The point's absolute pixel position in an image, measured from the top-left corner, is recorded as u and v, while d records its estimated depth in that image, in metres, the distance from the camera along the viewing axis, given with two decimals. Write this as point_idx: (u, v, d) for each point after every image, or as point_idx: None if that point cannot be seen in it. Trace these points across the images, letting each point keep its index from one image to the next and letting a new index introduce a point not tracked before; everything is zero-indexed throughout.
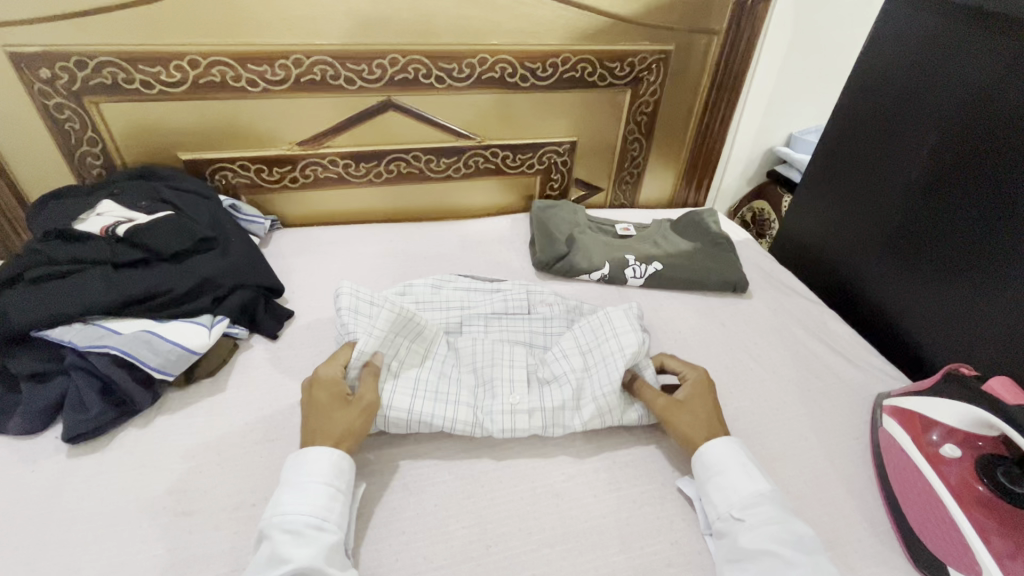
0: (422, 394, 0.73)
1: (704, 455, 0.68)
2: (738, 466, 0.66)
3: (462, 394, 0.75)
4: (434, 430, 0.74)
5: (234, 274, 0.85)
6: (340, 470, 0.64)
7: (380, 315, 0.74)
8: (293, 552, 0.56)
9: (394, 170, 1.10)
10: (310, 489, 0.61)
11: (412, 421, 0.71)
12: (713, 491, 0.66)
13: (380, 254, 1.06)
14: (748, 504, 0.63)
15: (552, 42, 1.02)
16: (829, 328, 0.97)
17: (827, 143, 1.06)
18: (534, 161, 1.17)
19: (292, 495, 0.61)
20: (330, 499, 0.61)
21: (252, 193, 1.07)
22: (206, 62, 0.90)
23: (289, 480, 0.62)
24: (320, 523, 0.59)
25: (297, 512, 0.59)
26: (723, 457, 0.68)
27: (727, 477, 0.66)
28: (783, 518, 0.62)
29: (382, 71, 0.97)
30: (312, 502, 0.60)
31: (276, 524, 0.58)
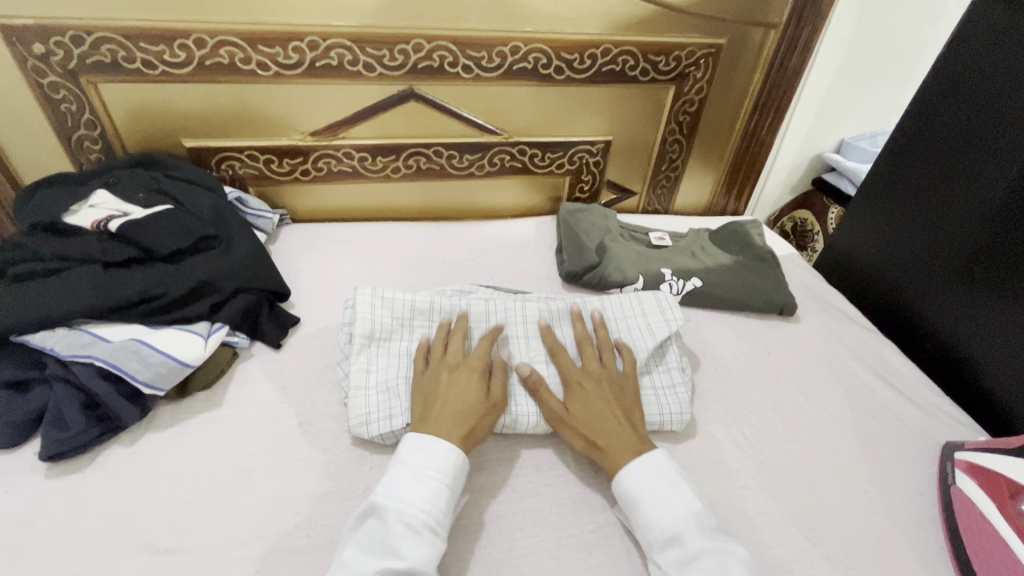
0: None
1: (619, 488, 0.61)
2: (658, 494, 0.60)
3: None
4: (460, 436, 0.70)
5: (236, 277, 0.78)
6: (460, 472, 0.61)
7: (358, 299, 0.76)
8: (407, 549, 0.53)
9: (414, 165, 1.02)
10: (427, 484, 0.58)
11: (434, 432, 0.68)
12: (636, 529, 0.59)
13: (394, 256, 0.98)
14: (669, 540, 0.57)
15: (592, 31, 0.92)
16: (886, 360, 0.87)
17: (890, 152, 0.96)
18: (564, 161, 1.08)
19: (411, 482, 0.58)
20: (445, 502, 0.58)
21: (260, 185, 0.99)
22: (213, 42, 0.82)
23: (414, 464, 0.60)
24: (433, 525, 0.56)
25: (412, 504, 0.56)
26: (639, 486, 0.60)
27: (648, 509, 0.59)
28: (720, 547, 0.55)
29: (405, 57, 0.89)
30: (430, 499, 0.57)
31: (393, 511, 0.56)
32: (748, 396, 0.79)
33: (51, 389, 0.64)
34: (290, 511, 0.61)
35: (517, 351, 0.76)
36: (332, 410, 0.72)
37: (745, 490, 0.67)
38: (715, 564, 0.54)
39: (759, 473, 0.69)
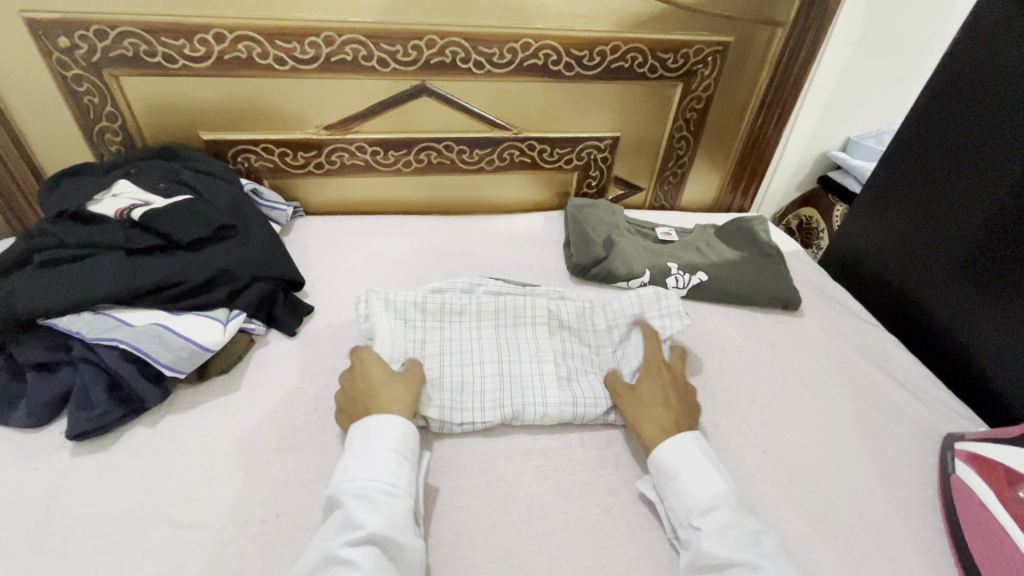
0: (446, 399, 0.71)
1: (659, 457, 0.64)
2: (694, 465, 0.63)
3: (490, 394, 0.73)
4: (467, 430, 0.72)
5: (253, 265, 0.80)
6: (402, 437, 0.63)
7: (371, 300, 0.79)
8: (366, 518, 0.55)
9: (425, 159, 1.04)
10: (374, 454, 0.61)
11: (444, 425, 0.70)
12: (672, 496, 0.61)
13: (406, 248, 1.00)
14: (705, 509, 0.59)
15: (602, 28, 0.94)
16: (889, 354, 0.89)
17: (895, 152, 0.97)
18: (572, 156, 1.10)
19: (358, 460, 0.60)
20: (396, 466, 0.60)
21: (275, 177, 1.01)
22: (232, 37, 0.84)
23: (354, 447, 0.62)
24: (388, 488, 0.58)
25: (364, 475, 0.59)
26: (681, 456, 0.63)
27: (687, 478, 0.62)
28: (749, 522, 0.58)
29: (418, 53, 0.91)
30: (380, 467, 0.60)
31: (347, 488, 0.58)
32: (752, 386, 0.81)
33: (77, 370, 0.67)
34: (306, 491, 0.63)
35: (526, 346, 0.79)
36: None
37: (749, 477, 0.69)
38: (748, 537, 0.57)
39: (762, 461, 0.71)
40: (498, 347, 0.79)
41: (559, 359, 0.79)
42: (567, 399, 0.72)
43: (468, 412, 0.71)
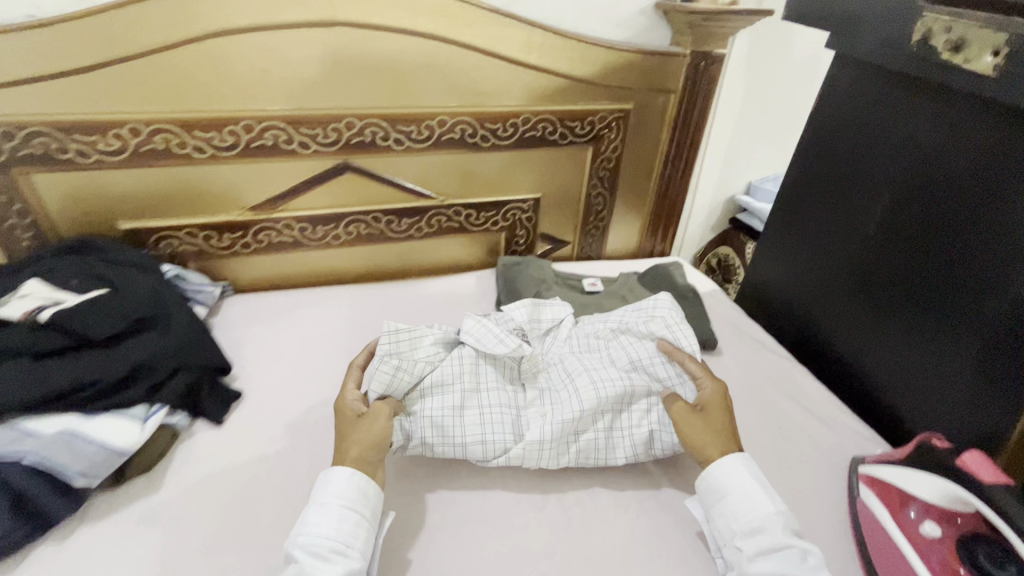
0: (493, 422, 0.75)
1: (709, 480, 0.69)
2: (741, 488, 0.67)
3: (533, 414, 0.78)
4: (482, 432, 0.74)
5: (174, 356, 0.79)
6: (363, 492, 0.64)
7: (562, 323, 0.91)
8: (323, 570, 0.57)
9: (354, 232, 1.07)
10: (324, 508, 0.62)
11: (473, 434, 0.74)
12: (719, 518, 0.66)
13: (339, 320, 1.01)
14: (753, 532, 0.63)
15: (512, 103, 1.01)
16: (799, 384, 0.96)
17: (783, 201, 1.08)
18: (497, 219, 1.15)
19: (317, 514, 0.62)
20: (353, 525, 0.62)
21: (200, 260, 1.01)
22: (148, 130, 0.86)
23: (314, 499, 0.64)
24: (341, 540, 0.60)
25: (315, 531, 0.60)
26: (726, 482, 0.67)
27: (734, 502, 0.66)
28: (795, 544, 0.61)
29: (338, 134, 0.94)
30: (331, 519, 0.61)
31: (299, 543, 0.60)
32: None
33: None
34: None
35: (578, 378, 0.80)
36: (275, 481, 0.73)
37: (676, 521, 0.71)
38: (793, 559, 0.60)
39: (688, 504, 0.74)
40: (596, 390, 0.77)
41: (635, 416, 0.78)
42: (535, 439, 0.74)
43: (495, 419, 0.75)
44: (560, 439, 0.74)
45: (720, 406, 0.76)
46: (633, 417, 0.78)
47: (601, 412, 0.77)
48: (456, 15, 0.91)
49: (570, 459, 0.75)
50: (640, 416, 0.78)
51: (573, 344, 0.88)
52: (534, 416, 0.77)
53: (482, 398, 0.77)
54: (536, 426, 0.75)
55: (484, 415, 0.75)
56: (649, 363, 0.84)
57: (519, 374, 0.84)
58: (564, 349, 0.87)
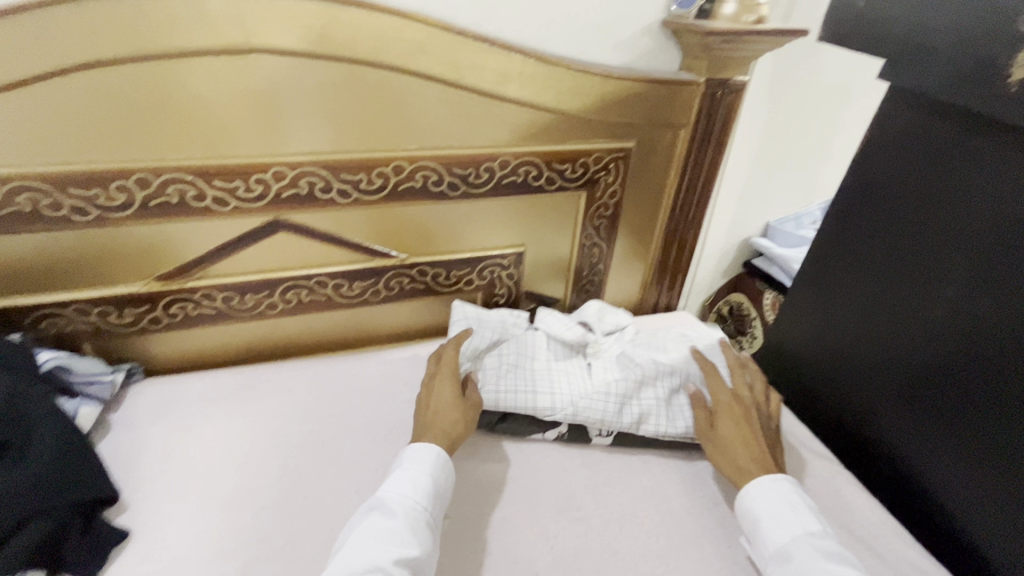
0: (561, 386, 0.82)
1: (750, 487, 0.69)
2: (776, 510, 0.65)
3: (600, 382, 0.83)
4: (551, 393, 0.80)
5: (15, 496, 0.57)
6: (445, 475, 0.68)
7: (628, 329, 0.96)
8: (415, 540, 0.59)
9: (294, 298, 0.87)
10: (424, 481, 0.65)
11: (542, 393, 0.80)
12: (758, 525, 0.66)
13: (272, 413, 0.81)
14: (782, 556, 0.62)
15: (486, 143, 0.82)
16: (845, 499, 0.77)
17: (822, 252, 0.89)
18: (472, 277, 0.96)
19: (409, 480, 0.65)
20: (435, 502, 0.65)
21: (97, 339, 0.81)
22: (7, 189, 0.66)
23: (399, 469, 0.67)
24: (428, 526, 0.62)
25: (412, 497, 0.63)
26: (760, 503, 0.67)
27: (767, 526, 0.65)
28: (829, 565, 0.59)
29: (265, 187, 0.75)
30: (428, 498, 0.64)
31: (388, 502, 0.62)
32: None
33: None
34: None
35: (641, 361, 0.85)
36: None
37: None
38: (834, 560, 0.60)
39: None
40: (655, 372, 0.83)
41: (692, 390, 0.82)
42: (597, 396, 0.80)
43: (562, 383, 0.82)
44: (619, 398, 0.80)
45: (731, 416, 0.76)
46: (690, 395, 0.82)
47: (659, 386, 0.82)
48: (409, 38, 0.70)
49: (630, 420, 0.79)
50: (698, 393, 0.82)
51: (638, 342, 0.92)
52: (598, 381, 0.83)
53: (549, 366, 0.85)
54: (600, 388, 0.81)
55: (554, 375, 0.83)
56: (710, 364, 0.87)
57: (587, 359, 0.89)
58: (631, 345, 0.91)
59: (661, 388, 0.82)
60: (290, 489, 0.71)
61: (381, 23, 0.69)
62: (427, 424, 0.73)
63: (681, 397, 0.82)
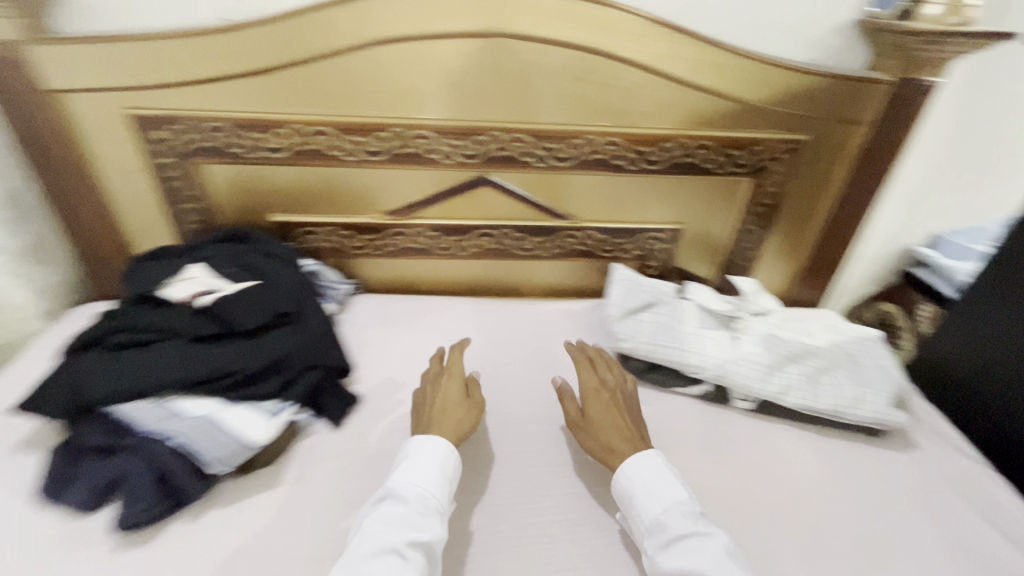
0: (710, 347, 0.90)
1: (632, 464, 0.71)
2: (651, 483, 0.68)
3: (748, 351, 0.90)
4: (700, 351, 0.89)
5: (303, 356, 0.80)
6: (454, 466, 0.70)
7: (774, 309, 1.01)
8: (424, 525, 0.62)
9: (481, 245, 1.04)
10: (432, 471, 0.67)
11: (692, 350, 0.89)
12: (642, 502, 0.67)
13: (456, 334, 0.99)
14: (656, 526, 0.64)
15: (669, 125, 0.92)
16: (993, 500, 0.79)
17: (1006, 254, 0.86)
18: (630, 247, 1.06)
19: (418, 468, 0.68)
20: (445, 494, 0.67)
21: (335, 256, 1.04)
22: (309, 131, 0.88)
23: (407, 457, 0.70)
24: (438, 512, 0.64)
25: (423, 487, 0.66)
26: (635, 478, 0.69)
27: (641, 499, 0.67)
28: (700, 529, 0.63)
29: (482, 147, 0.91)
30: (438, 487, 0.66)
31: (397, 489, 0.65)
32: (833, 533, 0.73)
33: (127, 460, 0.67)
34: None
35: (790, 338, 0.91)
36: None
37: None
38: (697, 543, 0.61)
39: None
40: (803, 352, 0.89)
41: (839, 376, 0.88)
42: (744, 363, 0.88)
43: (710, 345, 0.91)
44: (766, 369, 0.87)
45: (600, 403, 0.79)
46: (837, 380, 0.87)
47: (806, 365, 0.88)
48: (624, 29, 0.82)
49: (774, 388, 0.86)
50: (844, 379, 0.87)
51: (785, 322, 0.97)
52: (745, 350, 0.90)
53: (698, 329, 0.93)
54: (748, 356, 0.89)
55: (703, 337, 0.92)
56: (861, 353, 0.90)
57: (732, 329, 0.96)
58: (778, 323, 0.97)
59: (808, 367, 0.88)
60: None
61: (604, 15, 0.81)
62: (433, 420, 0.75)
63: (827, 378, 0.87)
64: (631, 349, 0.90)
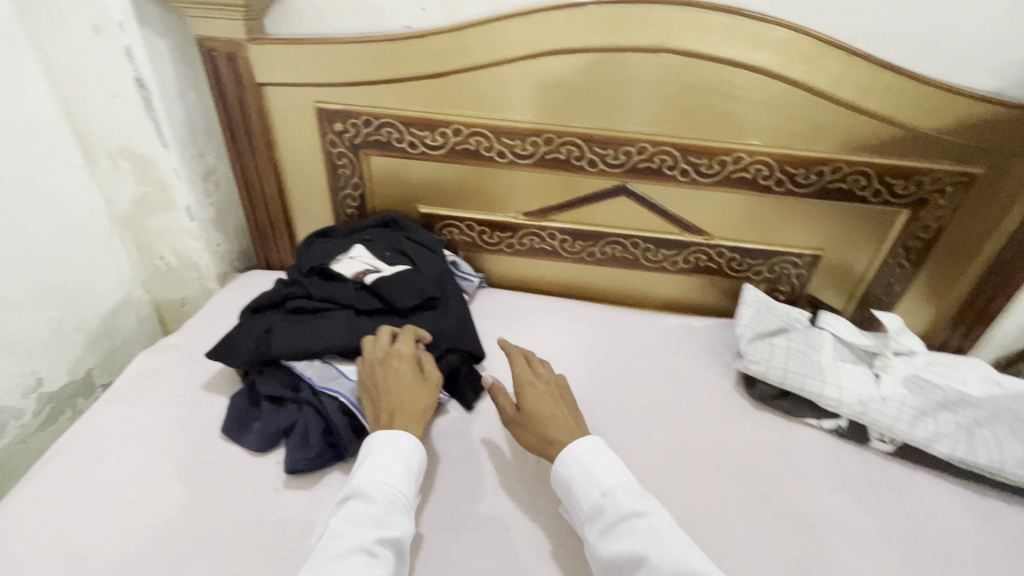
0: (848, 383, 0.86)
1: (574, 448, 0.71)
2: (591, 468, 0.69)
3: (892, 392, 0.85)
4: (837, 385, 0.86)
5: (443, 339, 0.86)
6: (419, 460, 0.70)
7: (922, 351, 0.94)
8: (394, 522, 0.63)
9: (609, 253, 1.06)
10: (400, 468, 0.67)
11: (828, 383, 0.86)
12: (584, 485, 0.67)
13: (577, 336, 1.02)
14: (596, 511, 0.65)
15: (825, 148, 0.89)
16: None
17: None
18: (763, 268, 1.04)
19: (385, 463, 0.67)
20: (412, 488, 0.67)
21: (469, 250, 1.11)
22: (467, 131, 0.95)
23: (374, 451, 0.69)
24: (406, 509, 0.65)
25: (391, 483, 0.65)
26: (573, 464, 0.69)
27: (581, 485, 0.68)
28: (638, 511, 0.63)
29: (628, 157, 0.94)
30: (405, 483, 0.67)
31: (365, 484, 0.65)
32: None
33: (300, 410, 0.77)
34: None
35: (939, 387, 0.85)
36: (516, 487, 0.76)
37: None
38: (636, 529, 0.62)
39: None
40: (954, 405, 0.84)
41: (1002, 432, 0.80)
42: (887, 405, 0.83)
43: (849, 380, 0.87)
44: (912, 414, 0.82)
45: (535, 394, 0.79)
46: (997, 436, 0.80)
47: (958, 417, 0.83)
48: (793, 49, 0.81)
49: (922, 435, 0.81)
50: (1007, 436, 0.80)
51: (935, 367, 0.91)
52: (889, 391, 0.85)
53: (835, 362, 0.90)
54: (891, 398, 0.84)
55: (840, 371, 0.88)
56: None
57: (873, 366, 0.91)
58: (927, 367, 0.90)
59: (961, 419, 0.82)
60: (597, 396, 0.91)
61: (775, 35, 0.80)
62: (390, 410, 0.73)
63: (986, 433, 0.81)
64: (763, 374, 0.88)
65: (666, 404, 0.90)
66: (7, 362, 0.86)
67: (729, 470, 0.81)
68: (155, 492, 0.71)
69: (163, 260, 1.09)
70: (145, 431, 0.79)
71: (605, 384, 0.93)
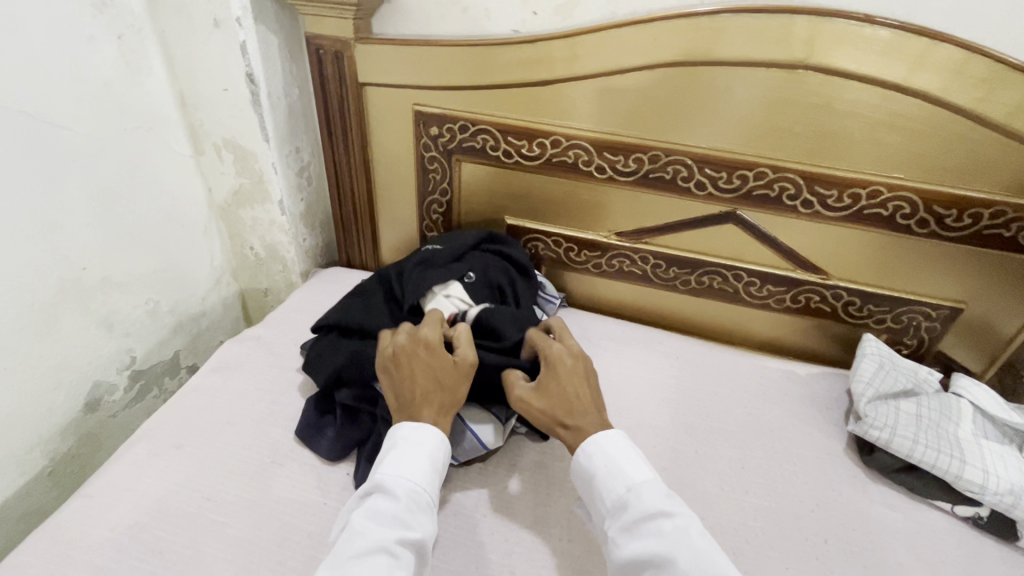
0: (993, 469, 0.73)
1: (600, 440, 0.66)
2: (616, 461, 0.64)
3: None
4: (977, 469, 0.73)
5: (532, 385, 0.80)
6: (442, 457, 0.67)
7: None
8: (416, 521, 0.59)
9: (705, 283, 0.98)
10: (425, 466, 0.64)
11: (965, 465, 0.74)
12: (607, 480, 0.63)
13: (663, 370, 0.94)
14: (619, 506, 0.61)
15: (986, 187, 0.76)
16: None
17: None
18: (886, 317, 0.92)
19: (407, 459, 0.64)
20: (434, 486, 0.64)
21: (553, 266, 1.05)
22: (567, 144, 0.90)
23: (395, 446, 0.65)
24: (428, 508, 0.62)
25: (414, 480, 0.62)
26: (596, 456, 0.65)
27: (603, 479, 0.63)
28: (663, 508, 0.58)
29: (742, 182, 0.85)
30: (429, 480, 0.63)
31: (387, 480, 0.61)
32: None
33: (375, 424, 0.77)
34: None
35: None
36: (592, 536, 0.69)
37: None
38: (660, 529, 0.57)
39: None
40: None
41: None
42: None
43: (993, 465, 0.74)
44: None
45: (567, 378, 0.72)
46: None
47: None
48: (964, 72, 0.70)
49: None
50: None
51: None
52: None
53: (975, 440, 0.77)
54: None
55: (983, 453, 0.75)
56: None
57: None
58: None
59: None
60: (683, 441, 0.83)
61: (943, 55, 0.69)
62: (419, 399, 0.70)
63: None
64: (886, 444, 0.77)
65: (765, 462, 0.80)
66: (107, 339, 0.90)
67: (840, 550, 0.70)
68: (226, 489, 0.71)
69: (252, 250, 1.11)
70: (225, 424, 0.79)
71: (694, 429, 0.85)
